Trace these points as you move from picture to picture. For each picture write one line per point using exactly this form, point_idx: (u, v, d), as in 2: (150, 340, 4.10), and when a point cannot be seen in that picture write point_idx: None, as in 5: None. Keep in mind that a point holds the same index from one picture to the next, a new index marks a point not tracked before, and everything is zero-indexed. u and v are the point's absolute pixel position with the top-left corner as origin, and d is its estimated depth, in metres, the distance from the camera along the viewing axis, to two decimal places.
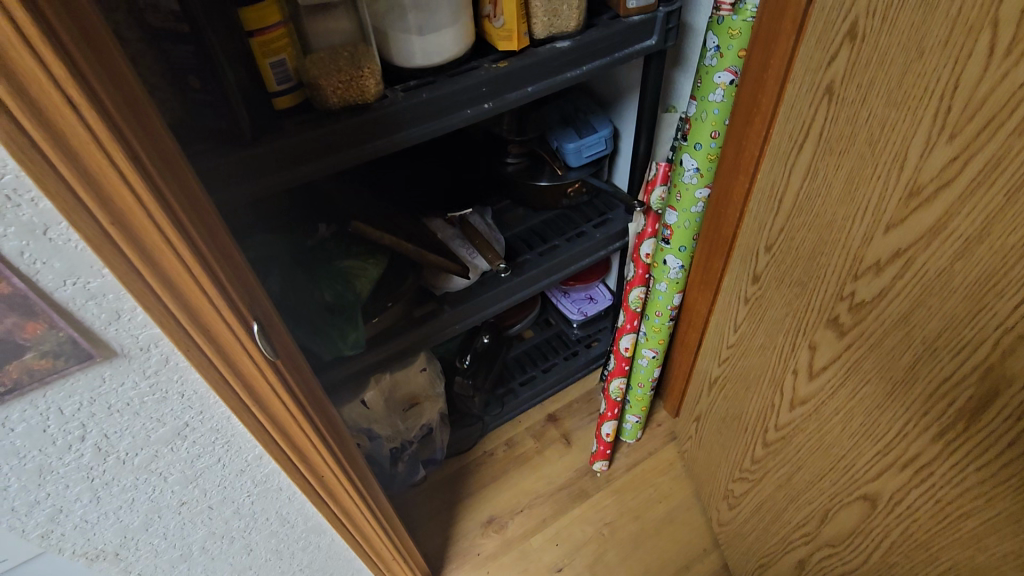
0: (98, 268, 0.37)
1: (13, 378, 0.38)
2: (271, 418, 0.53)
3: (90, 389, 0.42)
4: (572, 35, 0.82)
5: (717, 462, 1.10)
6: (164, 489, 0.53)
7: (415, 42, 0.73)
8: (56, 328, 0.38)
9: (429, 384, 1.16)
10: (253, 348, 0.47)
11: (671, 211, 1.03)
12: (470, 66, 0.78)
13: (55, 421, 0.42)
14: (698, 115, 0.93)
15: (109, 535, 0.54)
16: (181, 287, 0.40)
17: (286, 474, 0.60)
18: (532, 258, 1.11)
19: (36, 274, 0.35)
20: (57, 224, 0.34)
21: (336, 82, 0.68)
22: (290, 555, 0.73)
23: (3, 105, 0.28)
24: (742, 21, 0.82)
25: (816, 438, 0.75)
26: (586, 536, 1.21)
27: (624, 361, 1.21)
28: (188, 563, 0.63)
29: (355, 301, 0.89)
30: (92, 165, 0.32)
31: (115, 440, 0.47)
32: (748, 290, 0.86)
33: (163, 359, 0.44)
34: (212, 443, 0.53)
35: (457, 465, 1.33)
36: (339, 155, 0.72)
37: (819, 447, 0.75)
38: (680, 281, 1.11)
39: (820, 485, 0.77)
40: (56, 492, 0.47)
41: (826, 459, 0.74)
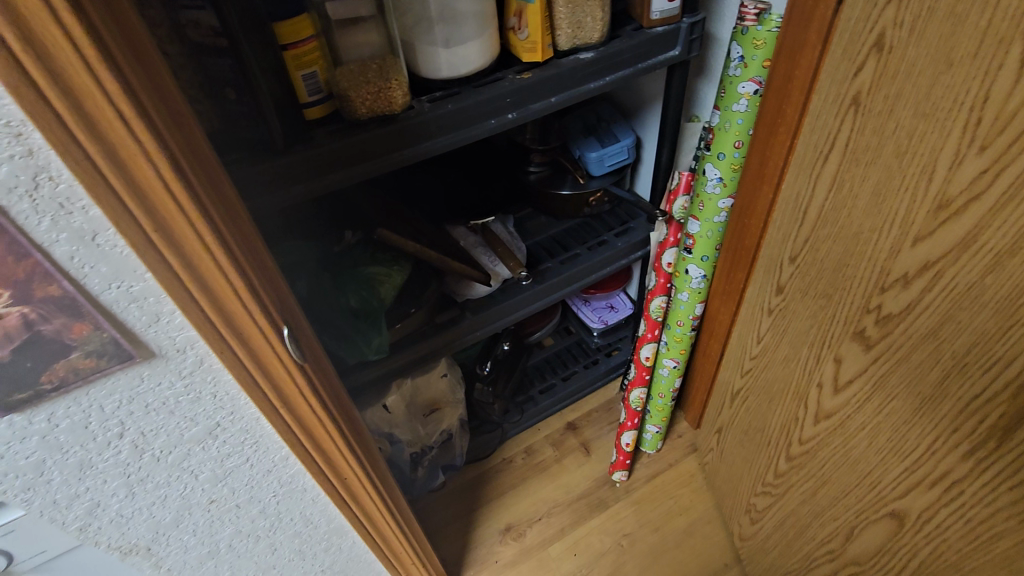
0: (141, 273, 0.39)
1: (59, 377, 0.40)
2: (297, 420, 0.55)
3: (129, 389, 0.44)
4: (595, 47, 0.83)
5: (739, 475, 1.09)
6: (195, 487, 0.55)
7: (441, 54, 0.75)
8: (100, 329, 0.40)
9: (450, 390, 1.17)
10: (283, 350, 0.49)
11: (694, 220, 1.03)
12: (495, 78, 0.79)
13: (97, 418, 0.44)
14: (721, 125, 0.93)
15: (142, 530, 0.55)
16: (216, 291, 0.42)
17: (311, 474, 0.62)
18: (554, 266, 1.12)
19: (84, 277, 0.37)
20: (105, 230, 0.36)
21: (365, 93, 0.70)
22: (313, 555, 0.74)
23: (61, 121, 0.31)
24: (767, 32, 0.82)
25: (841, 454, 0.74)
26: (604, 546, 1.21)
27: (644, 370, 1.21)
28: (215, 560, 0.65)
29: (379, 307, 0.91)
30: (138, 175, 0.34)
31: (151, 438, 0.48)
32: (772, 301, 0.85)
33: (198, 360, 0.45)
34: (242, 444, 0.54)
35: (477, 472, 1.33)
36: (367, 164, 0.74)
37: (844, 461, 0.74)
38: (702, 291, 1.10)
39: (845, 501, 0.76)
40: (95, 487, 0.49)
41: (851, 475, 0.73)
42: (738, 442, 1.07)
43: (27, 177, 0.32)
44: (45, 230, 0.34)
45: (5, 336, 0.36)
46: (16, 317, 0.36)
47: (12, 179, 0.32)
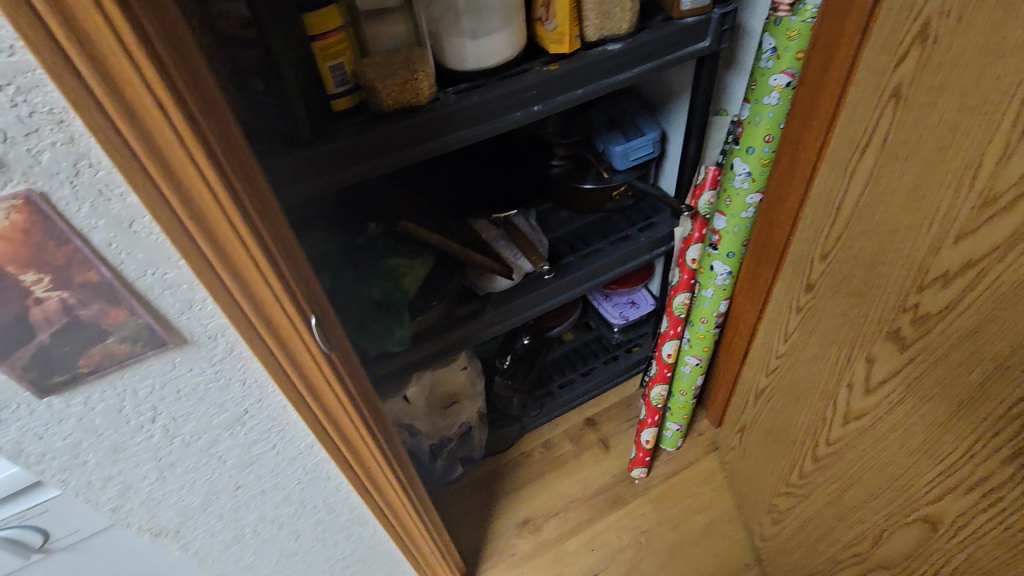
0: (175, 260, 0.39)
1: (95, 361, 0.41)
2: (323, 409, 0.55)
3: (161, 375, 0.45)
4: (623, 38, 0.82)
5: (762, 475, 1.07)
6: (223, 472, 0.56)
7: (468, 45, 0.74)
8: (135, 315, 0.40)
9: (470, 382, 1.17)
10: (311, 339, 0.49)
11: (720, 215, 1.01)
12: (521, 70, 0.78)
13: (130, 402, 0.45)
14: (751, 118, 0.91)
15: (170, 514, 0.56)
16: (247, 279, 0.42)
17: (335, 462, 0.62)
18: (576, 261, 1.11)
19: (121, 264, 0.38)
20: (141, 217, 0.36)
21: (391, 85, 0.69)
22: (335, 543, 0.75)
23: (102, 109, 0.31)
24: (801, 23, 0.80)
25: (871, 456, 0.72)
26: (622, 542, 1.20)
27: (666, 367, 1.20)
28: (240, 545, 0.65)
29: (402, 299, 0.91)
30: (174, 162, 0.34)
31: (182, 423, 0.49)
32: (801, 299, 0.83)
33: (228, 347, 0.46)
34: (269, 431, 0.55)
35: (495, 465, 1.34)
36: (393, 155, 0.74)
37: (874, 464, 0.72)
38: (727, 288, 1.08)
39: (873, 503, 0.74)
40: (127, 469, 0.50)
41: (880, 478, 0.71)
42: (761, 442, 1.05)
43: (68, 164, 0.33)
44: (84, 216, 0.35)
45: (45, 320, 0.37)
46: (56, 301, 0.37)
47: (54, 165, 0.33)
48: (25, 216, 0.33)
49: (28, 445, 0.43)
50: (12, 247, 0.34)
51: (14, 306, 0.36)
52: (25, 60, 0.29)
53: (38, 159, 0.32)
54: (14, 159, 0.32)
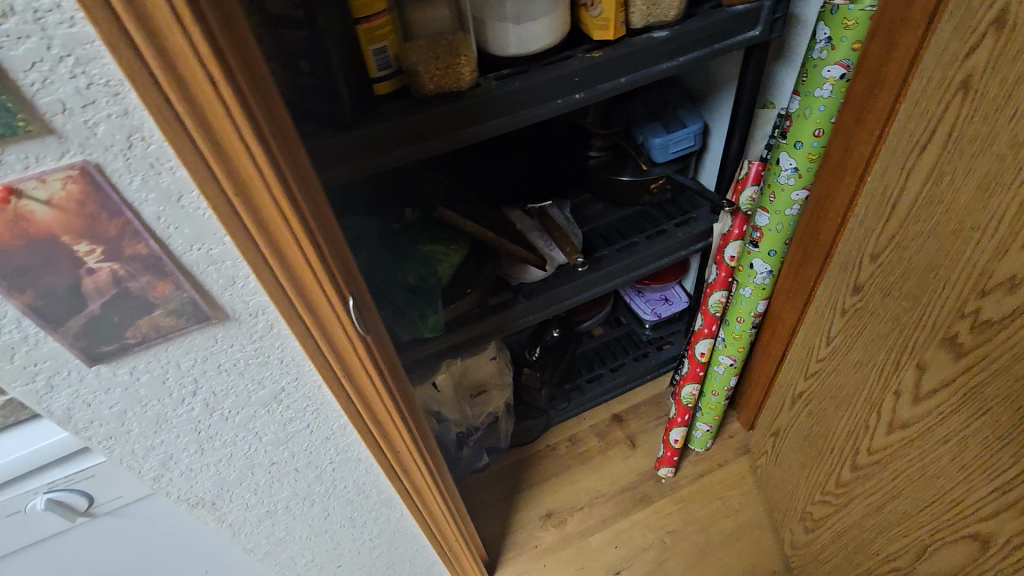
0: (220, 236, 0.40)
1: (142, 333, 0.42)
2: (357, 391, 0.56)
3: (203, 350, 0.46)
4: (670, 25, 0.79)
5: (796, 481, 1.04)
6: (259, 448, 0.56)
7: (511, 31, 0.73)
8: (181, 289, 0.41)
9: (498, 372, 1.17)
10: (348, 322, 0.49)
11: (762, 212, 0.98)
12: (564, 56, 0.77)
13: (173, 374, 0.46)
14: (800, 111, 0.87)
15: (207, 488, 0.57)
16: (288, 257, 0.42)
17: (366, 444, 0.63)
18: (610, 254, 1.10)
19: (169, 238, 0.38)
20: (190, 192, 0.37)
21: (433, 69, 0.70)
22: (363, 524, 0.76)
23: (156, 83, 0.31)
24: (859, 11, 0.77)
25: (917, 467, 0.69)
26: (648, 541, 1.18)
27: (699, 366, 1.17)
28: (273, 520, 0.66)
29: (437, 285, 0.91)
30: (222, 138, 0.35)
31: (222, 398, 0.50)
32: (847, 302, 0.80)
33: (268, 325, 0.47)
34: (304, 410, 0.55)
35: (521, 456, 1.33)
36: (433, 142, 0.74)
37: (922, 476, 0.69)
38: (767, 287, 1.05)
39: (918, 516, 0.71)
40: (168, 440, 0.51)
41: (927, 490, 0.68)
42: (797, 447, 1.02)
43: (122, 137, 0.33)
44: (136, 189, 0.35)
45: (96, 291, 0.38)
46: (107, 273, 0.38)
47: (108, 137, 0.33)
48: (80, 186, 0.34)
49: (77, 412, 0.45)
50: (67, 217, 0.34)
51: (68, 276, 0.37)
52: (85, 31, 0.29)
53: (94, 131, 0.33)
54: (71, 131, 0.32)
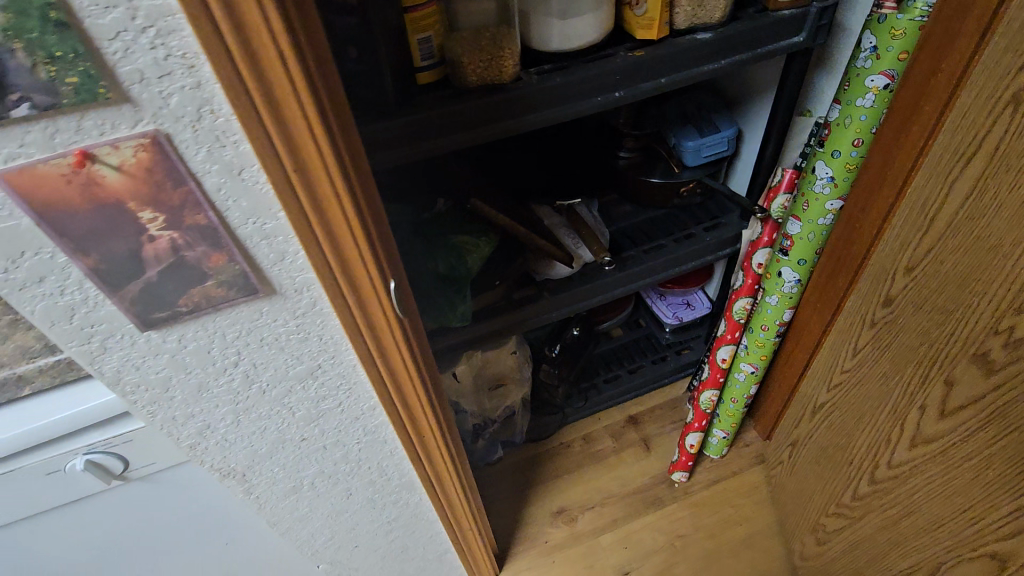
0: (275, 211, 0.41)
1: (194, 302, 0.43)
2: (390, 373, 0.57)
3: (248, 322, 0.47)
4: (715, 27, 0.79)
5: (811, 492, 1.03)
6: (291, 423, 0.58)
7: (556, 26, 0.73)
8: (233, 261, 0.42)
9: (518, 367, 1.18)
10: (388, 303, 0.50)
11: (794, 220, 0.97)
12: (606, 54, 0.77)
13: (218, 344, 0.47)
14: (840, 120, 0.86)
15: (239, 459, 0.59)
16: (337, 236, 0.43)
17: (393, 426, 0.64)
18: (637, 255, 1.10)
19: (227, 210, 0.39)
20: (251, 166, 0.38)
21: (477, 61, 0.70)
22: (382, 506, 0.77)
23: (230, 58, 0.32)
24: (908, 21, 0.76)
25: (937, 483, 0.68)
26: (657, 544, 1.18)
27: (719, 372, 1.16)
28: (297, 496, 0.68)
29: (465, 275, 0.92)
30: (286, 114, 0.36)
31: (261, 371, 0.51)
32: (877, 314, 0.79)
33: (312, 302, 0.48)
34: (337, 388, 0.56)
35: (535, 451, 1.34)
36: (471, 133, 0.75)
37: (942, 492, 0.68)
38: (794, 296, 1.04)
39: (934, 533, 0.70)
40: (207, 409, 0.52)
41: (946, 507, 0.67)
42: (813, 459, 1.01)
43: (192, 109, 0.34)
44: (201, 160, 0.36)
45: (155, 258, 0.39)
46: (167, 241, 0.39)
47: (180, 108, 0.34)
48: (150, 154, 0.35)
49: (126, 374, 0.46)
50: (135, 183, 0.35)
51: (130, 242, 0.38)
52: (167, 3, 0.30)
53: (167, 102, 0.33)
54: (146, 100, 0.33)
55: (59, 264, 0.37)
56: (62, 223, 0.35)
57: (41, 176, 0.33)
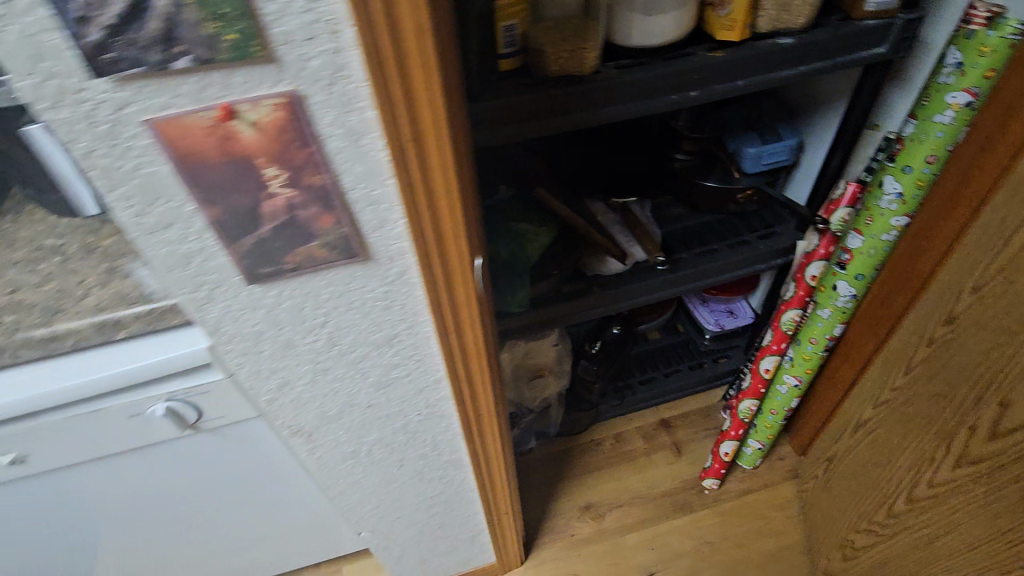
0: (385, 179, 0.42)
1: (298, 260, 0.45)
2: (461, 348, 0.58)
3: (341, 286, 0.48)
4: (796, 33, 0.79)
5: (842, 508, 1.02)
6: (362, 389, 0.59)
7: (638, 21, 0.74)
8: (339, 224, 0.44)
9: (558, 360, 1.18)
10: (473, 279, 0.52)
11: (855, 234, 0.95)
12: (684, 53, 0.77)
13: (311, 304, 0.49)
14: (914, 135, 0.85)
15: (308, 419, 0.61)
16: (438, 207, 0.45)
17: (453, 401, 0.65)
18: (688, 257, 1.09)
19: (342, 173, 0.41)
20: (371, 133, 0.39)
21: (560, 51, 0.70)
22: (429, 480, 0.79)
23: (374, 27, 0.34)
24: (999, 39, 0.74)
25: (980, 504, 0.67)
26: (684, 548, 1.18)
27: (761, 382, 1.15)
28: (354, 461, 0.70)
29: (525, 263, 0.93)
30: (414, 84, 0.37)
31: (344, 334, 0.53)
32: (936, 332, 0.78)
33: (401, 271, 0.49)
34: (409, 358, 0.58)
35: (565, 446, 1.34)
36: (545, 123, 0.76)
37: (983, 513, 0.67)
38: (847, 311, 1.03)
39: (971, 554, 0.69)
40: (290, 367, 0.54)
41: (986, 528, 0.66)
42: (849, 475, 1.00)
43: (328, 74, 0.36)
44: (327, 123, 0.38)
45: (271, 214, 0.41)
46: (284, 200, 0.41)
47: (318, 72, 0.36)
48: (284, 114, 0.37)
49: (224, 325, 0.48)
50: (266, 141, 0.37)
51: (251, 197, 0.40)
52: None
53: (307, 65, 0.35)
54: (289, 62, 0.35)
55: (185, 213, 0.40)
56: (196, 174, 0.37)
57: (186, 127, 0.35)
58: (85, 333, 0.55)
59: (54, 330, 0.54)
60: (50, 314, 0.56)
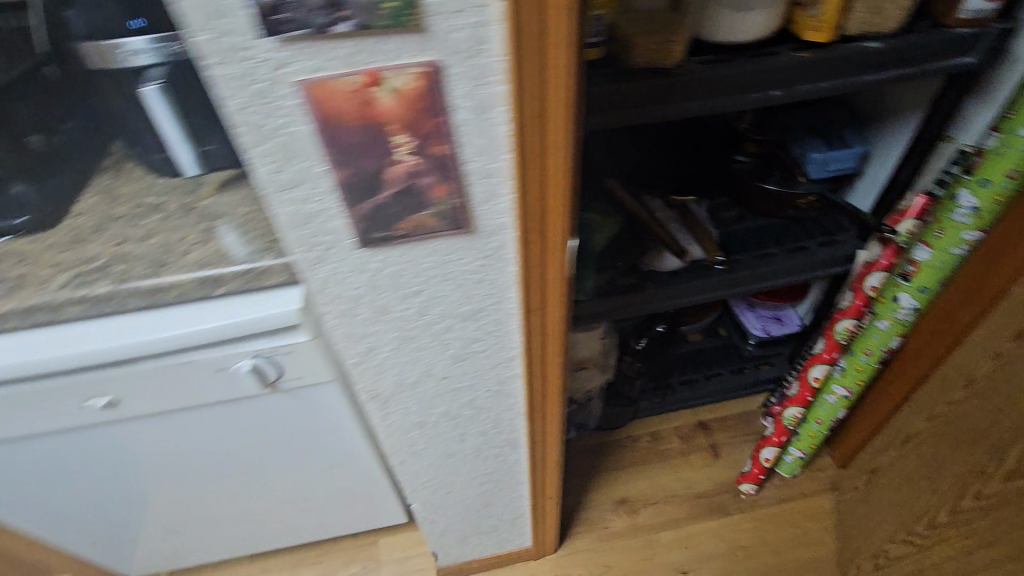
0: (501, 153, 0.44)
1: (408, 227, 0.46)
2: (541, 328, 0.60)
3: (442, 255, 0.50)
4: (885, 37, 0.77)
5: (879, 519, 0.99)
6: (440, 360, 0.61)
7: (726, 16, 0.74)
8: (452, 196, 0.45)
9: (604, 353, 1.19)
10: (566, 260, 0.53)
11: (923, 247, 0.94)
12: (769, 52, 0.77)
13: (410, 271, 0.51)
14: (996, 148, 0.81)
15: (387, 384, 0.63)
16: (547, 186, 0.46)
17: (523, 380, 0.67)
18: (745, 259, 1.08)
19: (463, 145, 0.42)
20: (496, 107, 0.41)
21: (648, 42, 0.71)
22: (484, 458, 0.80)
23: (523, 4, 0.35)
24: None
25: None
26: (718, 550, 1.18)
27: (808, 390, 1.14)
28: (418, 432, 0.72)
29: (590, 255, 0.94)
30: (549, 63, 0.39)
31: (434, 304, 0.55)
32: (1000, 347, 0.72)
33: (499, 246, 0.51)
34: (489, 333, 0.60)
35: (602, 440, 1.35)
36: (623, 114, 0.76)
37: None
38: (907, 324, 1.01)
39: None
40: (380, 332, 0.56)
41: None
42: (887, 487, 0.97)
43: (469, 47, 0.37)
44: (460, 95, 0.39)
45: (392, 180, 0.43)
46: (408, 167, 0.42)
47: (460, 44, 0.37)
48: (423, 83, 0.38)
49: (329, 285, 0.50)
50: (403, 108, 0.39)
51: (377, 163, 0.42)
52: None
53: (451, 37, 0.36)
54: (437, 32, 0.36)
55: (315, 173, 0.41)
56: (334, 136, 0.39)
57: (333, 90, 0.37)
58: (187, 287, 0.58)
59: (160, 281, 0.57)
60: (156, 266, 0.58)
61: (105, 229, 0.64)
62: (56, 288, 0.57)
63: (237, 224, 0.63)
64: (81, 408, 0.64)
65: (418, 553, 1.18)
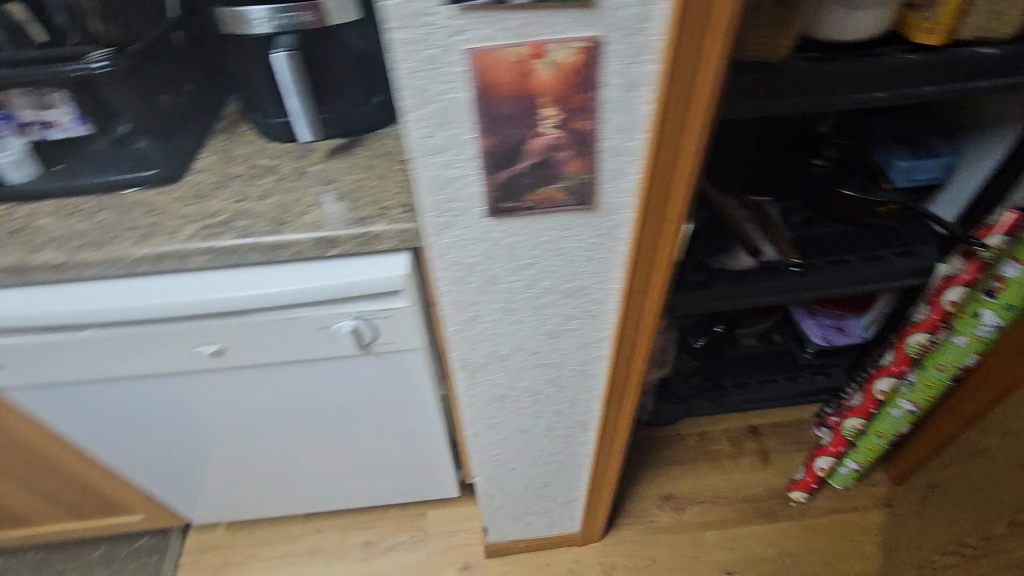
0: (638, 132, 0.45)
1: (536, 200, 0.48)
2: (638, 310, 0.61)
3: (560, 230, 0.52)
4: (999, 44, 0.75)
5: (932, 532, 0.98)
6: (534, 334, 0.63)
7: (837, 14, 0.73)
8: (584, 171, 0.46)
9: (662, 348, 1.19)
10: (678, 244, 0.54)
11: (1012, 263, 0.87)
12: (878, 52, 0.75)
13: (525, 244, 0.52)
14: None
15: (481, 354, 0.65)
16: (676, 168, 0.47)
17: (608, 361, 0.68)
18: (819, 264, 1.07)
19: (605, 122, 0.43)
20: (644, 85, 0.42)
21: (756, 36, 0.70)
22: (553, 437, 0.82)
23: None
24: None
25: None
26: (765, 555, 1.17)
27: (872, 402, 1.11)
28: (498, 405, 0.74)
29: None
30: (706, 45, 0.39)
31: (540, 278, 0.56)
32: None
33: (615, 225, 0.52)
34: (585, 312, 0.61)
35: (650, 436, 1.35)
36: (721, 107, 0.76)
37: None
38: (987, 341, 0.96)
39: None
40: (485, 302, 0.58)
41: None
42: (950, 500, 0.96)
43: (631, 24, 0.38)
44: (613, 71, 0.41)
45: (532, 152, 0.44)
46: (549, 140, 0.44)
47: (625, 21, 0.38)
48: (582, 58, 0.39)
49: (450, 252, 0.52)
50: (558, 81, 0.40)
51: (522, 133, 0.43)
52: None
53: (618, 12, 0.38)
54: (605, 8, 0.37)
55: (462, 140, 0.43)
56: (489, 105, 0.41)
57: (498, 59, 0.39)
58: (305, 246, 0.61)
59: (281, 238, 0.60)
60: (276, 224, 0.62)
61: (225, 187, 0.67)
62: (185, 237, 0.60)
63: (349, 191, 0.66)
64: (190, 355, 0.68)
65: (465, 528, 1.21)
